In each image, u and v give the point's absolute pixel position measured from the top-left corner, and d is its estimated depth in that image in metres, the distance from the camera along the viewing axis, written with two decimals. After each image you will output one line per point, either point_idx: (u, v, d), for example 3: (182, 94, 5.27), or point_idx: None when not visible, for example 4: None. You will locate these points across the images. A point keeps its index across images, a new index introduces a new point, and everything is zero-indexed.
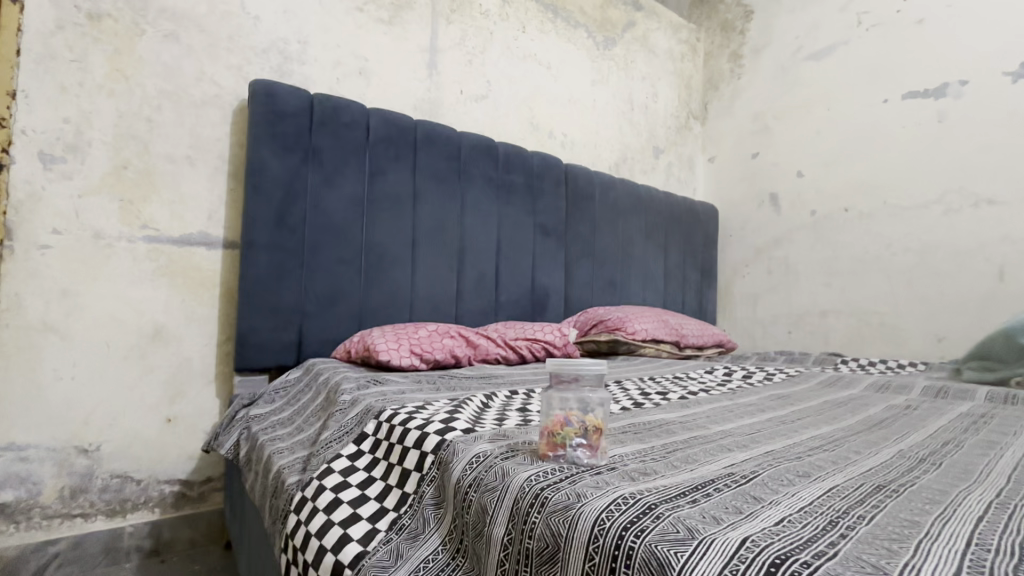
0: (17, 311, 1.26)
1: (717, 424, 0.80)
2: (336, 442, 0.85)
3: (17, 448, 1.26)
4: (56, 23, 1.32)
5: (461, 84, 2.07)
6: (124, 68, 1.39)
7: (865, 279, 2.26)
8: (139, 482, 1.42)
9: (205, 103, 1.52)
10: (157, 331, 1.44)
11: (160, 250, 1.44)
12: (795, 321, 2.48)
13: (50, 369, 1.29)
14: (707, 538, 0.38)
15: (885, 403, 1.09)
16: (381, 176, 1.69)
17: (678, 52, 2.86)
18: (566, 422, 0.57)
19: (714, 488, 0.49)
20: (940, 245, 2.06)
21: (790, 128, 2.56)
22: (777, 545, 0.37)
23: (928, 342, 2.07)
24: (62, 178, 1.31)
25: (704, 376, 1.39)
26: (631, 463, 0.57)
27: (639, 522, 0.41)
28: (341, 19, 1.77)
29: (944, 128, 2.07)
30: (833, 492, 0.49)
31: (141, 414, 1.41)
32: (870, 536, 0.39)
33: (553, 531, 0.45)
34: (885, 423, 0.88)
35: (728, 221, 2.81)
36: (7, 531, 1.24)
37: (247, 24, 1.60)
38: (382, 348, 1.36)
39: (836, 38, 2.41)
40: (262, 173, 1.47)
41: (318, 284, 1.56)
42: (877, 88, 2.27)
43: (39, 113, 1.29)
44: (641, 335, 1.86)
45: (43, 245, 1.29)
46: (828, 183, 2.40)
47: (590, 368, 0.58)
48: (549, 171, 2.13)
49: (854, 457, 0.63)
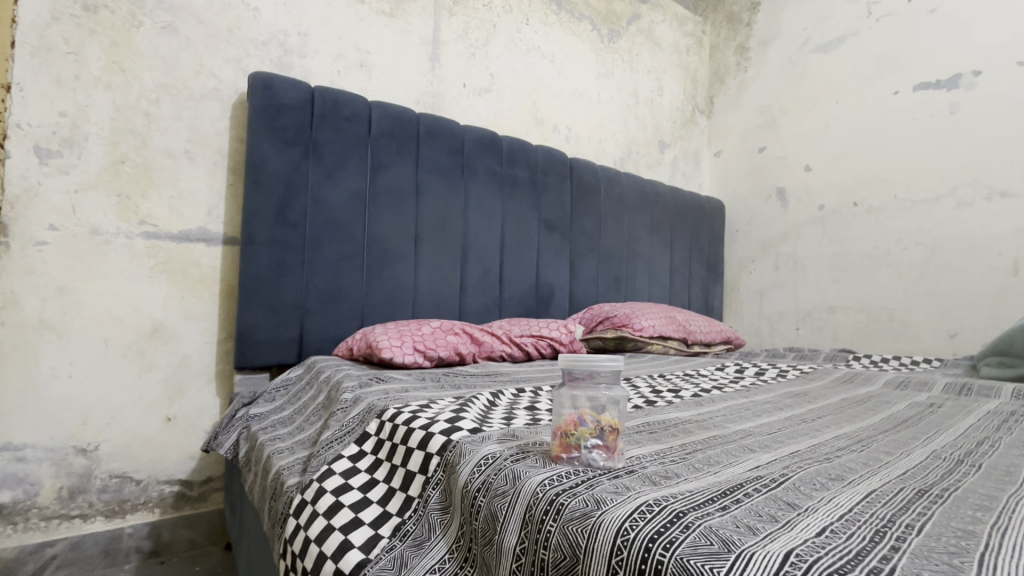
0: (13, 308, 1.23)
1: (735, 423, 0.76)
2: (337, 442, 0.82)
3: (14, 448, 1.23)
4: (52, 14, 1.28)
5: (463, 77, 2.04)
6: (122, 61, 1.36)
7: (875, 274, 2.21)
8: (139, 482, 1.39)
9: (204, 97, 1.49)
10: (156, 328, 1.41)
11: (158, 247, 1.41)
12: (803, 317, 2.43)
13: (48, 368, 1.27)
14: (745, 551, 0.35)
15: (906, 401, 1.05)
16: (383, 171, 1.66)
17: (684, 45, 2.82)
18: (580, 421, 0.54)
19: (744, 493, 0.45)
20: (952, 239, 2.01)
21: (798, 121, 2.51)
22: (826, 560, 0.34)
23: (941, 338, 2.02)
24: (58, 173, 1.29)
25: (715, 373, 1.35)
26: (650, 465, 0.54)
27: (667, 532, 0.38)
28: (341, 10, 1.74)
29: (956, 120, 2.02)
30: (873, 498, 0.45)
31: (140, 414, 1.39)
32: (926, 550, 0.35)
33: (571, 541, 0.41)
34: (911, 422, 0.85)
35: (734, 217, 2.76)
36: (4, 533, 1.22)
37: (246, 16, 1.56)
38: (385, 345, 1.33)
39: (846, 29, 2.36)
40: (262, 168, 1.44)
41: (319, 280, 1.53)
42: (887, 80, 2.22)
43: (34, 106, 1.26)
44: (649, 332, 1.82)
45: (39, 241, 1.26)
46: (838, 177, 2.35)
47: (606, 362, 0.54)
48: (554, 166, 2.09)
49: (886, 459, 0.60)
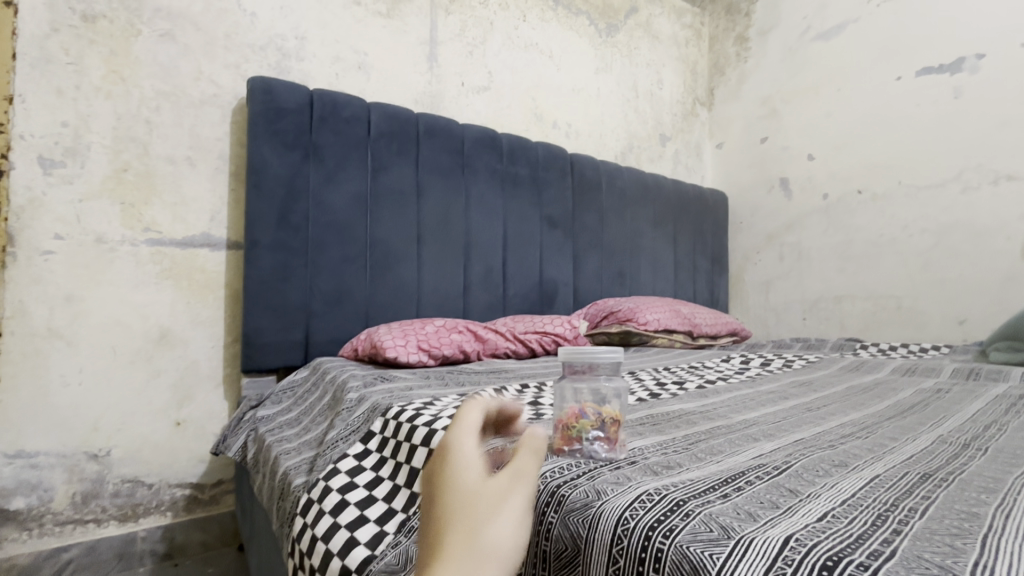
0: (22, 317, 1.24)
1: (739, 413, 0.76)
2: (343, 441, 0.83)
3: (26, 455, 1.24)
4: (51, 25, 1.29)
5: (462, 76, 2.04)
6: (122, 69, 1.37)
7: (881, 262, 2.19)
8: (150, 486, 1.40)
9: (204, 103, 1.50)
10: (163, 334, 1.42)
11: (163, 253, 1.42)
12: (809, 307, 2.42)
13: (58, 375, 1.28)
14: (745, 537, 0.35)
15: (914, 387, 1.04)
16: (384, 172, 1.66)
17: (683, 37, 2.80)
18: (580, 413, 0.54)
19: (745, 481, 0.45)
20: (958, 224, 1.99)
21: (799, 110, 2.50)
22: (826, 543, 0.34)
23: (950, 325, 2.00)
24: (63, 183, 1.30)
25: (720, 364, 1.35)
26: (652, 455, 0.54)
27: (667, 520, 0.38)
28: (339, 14, 1.75)
29: (960, 104, 2.00)
30: (876, 483, 0.45)
31: (150, 418, 1.40)
32: (928, 532, 0.35)
33: (572, 532, 0.41)
34: (917, 407, 0.84)
35: (738, 208, 2.75)
36: (20, 539, 1.24)
37: (244, 21, 1.57)
38: (389, 345, 1.34)
39: (846, 16, 2.33)
40: (264, 172, 1.45)
41: (323, 282, 1.54)
42: (889, 65, 2.19)
43: (37, 118, 1.27)
44: (653, 325, 1.82)
45: (46, 250, 1.27)
46: (841, 166, 2.33)
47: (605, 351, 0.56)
48: (554, 162, 2.09)
49: (891, 445, 0.59)
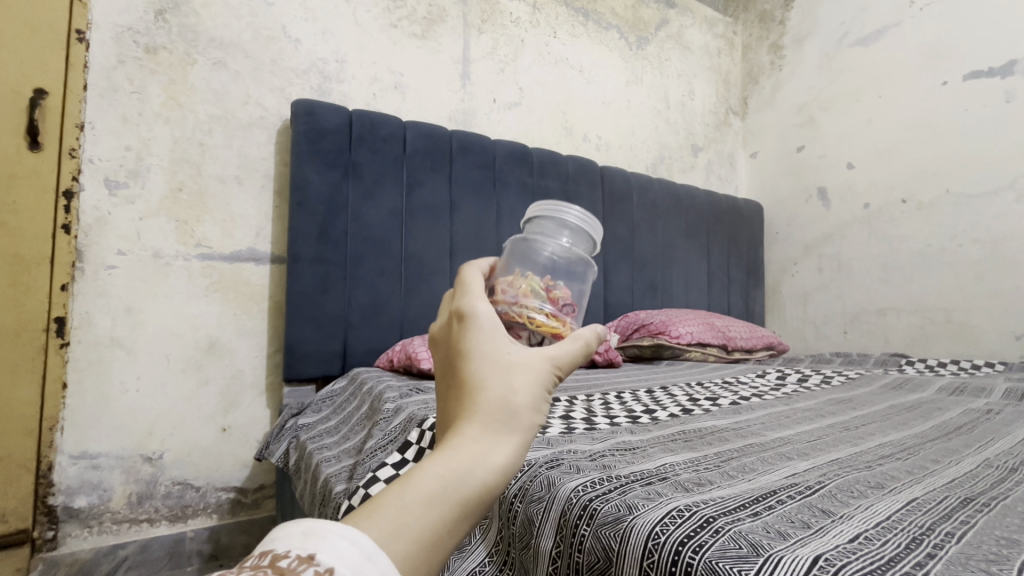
0: (87, 327, 1.33)
1: (773, 431, 0.75)
2: (381, 450, 0.88)
3: (89, 456, 1.33)
4: (118, 58, 1.40)
5: (494, 93, 2.09)
6: (179, 96, 1.47)
7: (928, 273, 2.10)
8: (198, 489, 1.48)
9: (251, 125, 1.59)
10: (212, 343, 1.50)
11: (213, 267, 1.51)
12: (850, 320, 2.34)
13: (118, 381, 1.37)
14: (774, 555, 0.36)
15: (962, 407, 1.00)
16: (419, 188, 1.72)
17: (715, 47, 2.79)
18: (550, 288, 0.61)
19: (777, 500, 0.46)
20: (1011, 234, 1.89)
21: (838, 118, 2.44)
22: (856, 565, 0.34)
23: (1006, 341, 1.89)
24: (126, 203, 1.40)
25: (756, 380, 1.32)
26: (683, 471, 0.54)
27: (697, 536, 0.39)
28: (376, 37, 1.82)
29: (1013, 108, 1.91)
30: (913, 505, 0.45)
31: (199, 424, 1.48)
32: (963, 557, 0.36)
33: (605, 545, 0.43)
34: (964, 429, 0.81)
35: (774, 219, 2.71)
36: (81, 535, 1.32)
37: (289, 47, 1.66)
38: (423, 356, 1.37)
39: (887, 21, 2.27)
40: (306, 190, 1.51)
41: (361, 295, 1.59)
42: (933, 71, 2.12)
43: (104, 143, 1.37)
44: (686, 339, 1.80)
45: (109, 265, 1.37)
46: (884, 174, 2.26)
47: (565, 217, 0.68)
48: (585, 174, 2.11)
49: (932, 467, 0.58)
